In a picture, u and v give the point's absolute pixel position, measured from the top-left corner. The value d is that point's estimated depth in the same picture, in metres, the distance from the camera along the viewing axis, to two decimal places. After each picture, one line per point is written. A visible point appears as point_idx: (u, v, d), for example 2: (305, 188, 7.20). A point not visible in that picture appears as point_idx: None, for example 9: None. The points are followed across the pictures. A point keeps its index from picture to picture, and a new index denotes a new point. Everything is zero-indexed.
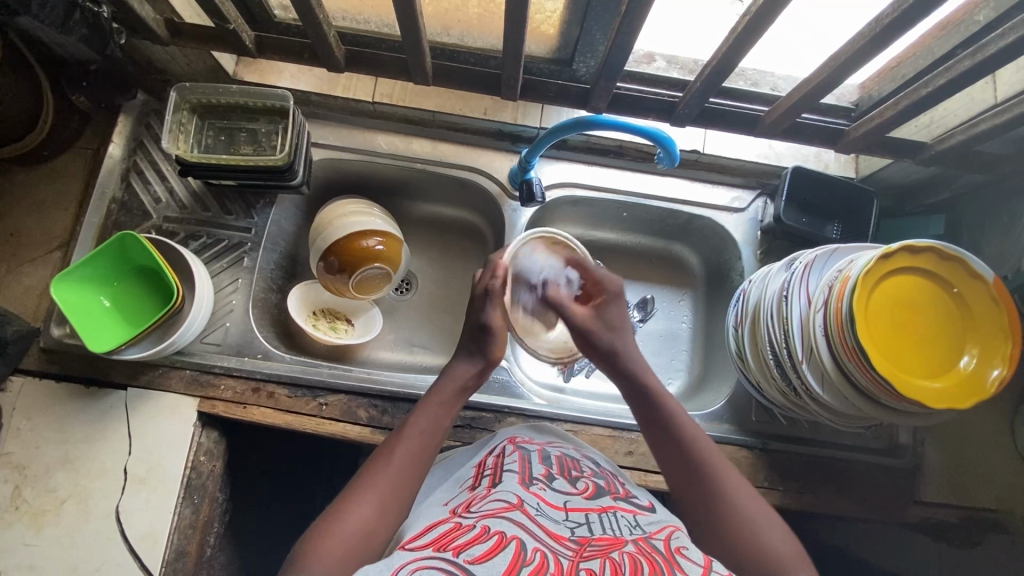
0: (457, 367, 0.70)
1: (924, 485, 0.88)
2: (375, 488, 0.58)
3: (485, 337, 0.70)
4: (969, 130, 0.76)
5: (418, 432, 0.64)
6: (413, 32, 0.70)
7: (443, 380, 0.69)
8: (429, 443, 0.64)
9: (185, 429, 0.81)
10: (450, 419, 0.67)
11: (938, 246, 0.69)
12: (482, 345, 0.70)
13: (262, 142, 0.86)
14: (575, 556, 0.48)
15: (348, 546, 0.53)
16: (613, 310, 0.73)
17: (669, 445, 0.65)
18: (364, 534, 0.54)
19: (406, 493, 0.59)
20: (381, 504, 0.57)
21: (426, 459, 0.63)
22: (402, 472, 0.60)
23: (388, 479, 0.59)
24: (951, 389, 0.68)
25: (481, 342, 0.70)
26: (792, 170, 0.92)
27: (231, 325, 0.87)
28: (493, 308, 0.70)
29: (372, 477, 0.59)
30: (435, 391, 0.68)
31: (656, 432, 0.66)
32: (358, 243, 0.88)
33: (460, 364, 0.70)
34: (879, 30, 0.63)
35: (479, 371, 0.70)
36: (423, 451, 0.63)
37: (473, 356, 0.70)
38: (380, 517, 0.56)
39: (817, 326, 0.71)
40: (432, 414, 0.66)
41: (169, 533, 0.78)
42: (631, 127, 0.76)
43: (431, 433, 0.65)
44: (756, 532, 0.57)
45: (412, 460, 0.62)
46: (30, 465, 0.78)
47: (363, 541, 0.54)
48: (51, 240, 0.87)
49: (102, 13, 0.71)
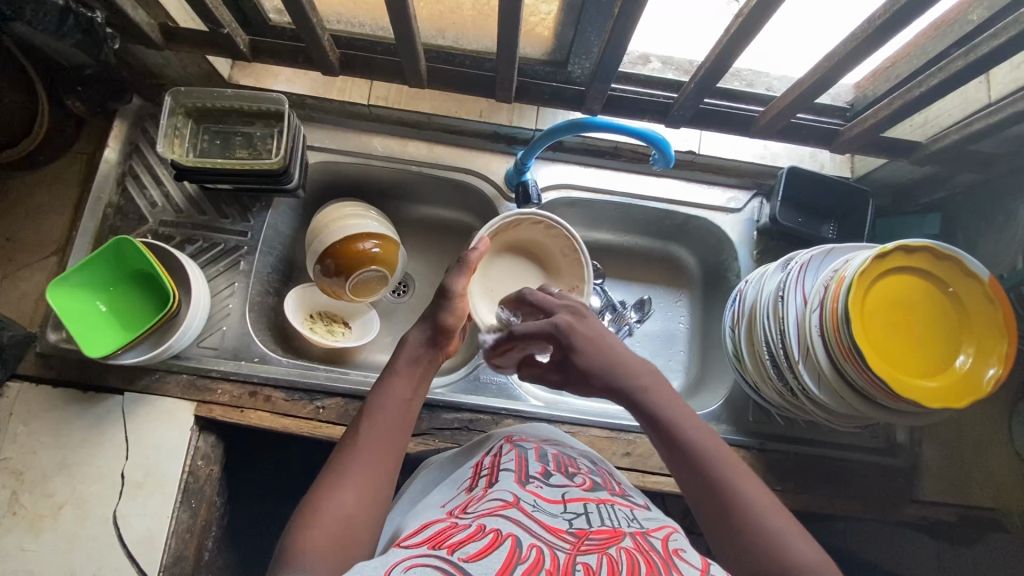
0: (408, 337, 0.72)
1: (921, 484, 0.88)
2: (350, 474, 0.58)
3: (442, 301, 0.73)
4: (963, 130, 0.76)
5: (380, 411, 0.65)
6: (408, 35, 0.70)
7: (397, 353, 0.70)
8: (392, 419, 0.64)
9: (181, 433, 0.81)
10: (414, 391, 0.68)
11: (933, 246, 0.69)
12: (435, 310, 0.72)
13: (258, 146, 0.86)
14: (572, 549, 0.48)
15: (331, 535, 0.53)
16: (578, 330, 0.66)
17: (678, 456, 0.60)
18: (345, 520, 0.54)
19: (381, 477, 0.60)
20: (357, 489, 0.57)
21: (397, 437, 0.64)
22: (373, 454, 0.61)
23: (360, 463, 0.59)
24: (947, 388, 0.68)
25: (436, 306, 0.73)
26: (787, 170, 0.92)
27: (228, 329, 0.87)
28: (461, 277, 0.73)
29: (343, 467, 0.59)
30: (392, 366, 0.69)
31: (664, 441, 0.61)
32: (353, 246, 0.88)
33: (412, 334, 0.72)
34: (872, 30, 0.63)
35: (428, 338, 0.72)
36: (391, 427, 0.64)
37: (424, 321, 0.72)
38: (358, 503, 0.56)
39: (813, 326, 0.71)
40: (393, 390, 0.67)
41: (166, 537, 0.77)
42: (626, 129, 0.77)
43: (396, 409, 0.65)
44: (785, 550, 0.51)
45: (380, 439, 0.62)
46: (26, 471, 0.78)
47: (346, 527, 0.54)
48: (47, 245, 0.87)
49: (97, 18, 0.72)
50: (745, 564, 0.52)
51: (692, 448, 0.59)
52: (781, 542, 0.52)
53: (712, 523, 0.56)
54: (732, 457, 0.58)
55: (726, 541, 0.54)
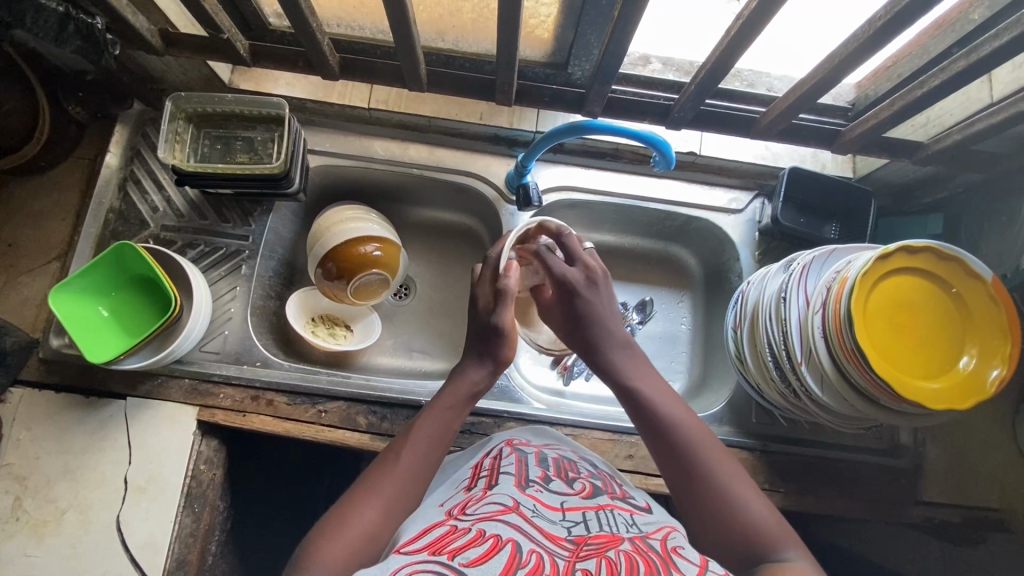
0: (467, 369, 0.69)
1: (926, 485, 0.87)
2: (379, 492, 0.59)
3: (496, 339, 0.67)
4: (965, 130, 0.76)
5: (425, 436, 0.64)
6: (406, 39, 0.70)
7: (452, 383, 0.68)
8: (433, 448, 0.64)
9: (185, 438, 0.81)
10: (460, 422, 0.67)
11: (936, 246, 0.69)
12: (491, 347, 0.68)
13: (258, 150, 0.86)
14: (571, 556, 0.48)
15: (352, 550, 0.54)
16: (583, 304, 0.70)
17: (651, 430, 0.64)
18: (365, 539, 0.55)
19: (407, 500, 0.59)
20: (384, 508, 0.57)
21: (432, 464, 0.63)
22: (405, 478, 0.61)
23: (391, 485, 0.59)
24: (948, 390, 0.68)
25: (491, 346, 0.68)
26: (788, 171, 0.92)
27: (230, 333, 0.87)
28: (507, 310, 0.67)
29: (374, 483, 0.60)
30: (445, 393, 0.67)
31: (640, 414, 0.65)
32: (355, 250, 0.88)
33: (471, 368, 0.69)
34: (873, 32, 0.63)
35: (490, 374, 0.69)
36: (430, 454, 0.63)
37: (484, 359, 0.68)
38: (382, 523, 0.56)
39: (815, 327, 0.70)
40: (440, 418, 0.66)
41: (170, 542, 0.78)
42: (627, 131, 0.76)
43: (439, 438, 0.65)
44: (741, 512, 0.57)
45: (416, 465, 0.62)
46: (30, 476, 0.78)
47: (366, 545, 0.54)
48: (49, 250, 0.88)
49: (97, 24, 0.71)
50: (716, 531, 0.57)
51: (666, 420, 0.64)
52: (747, 509, 0.57)
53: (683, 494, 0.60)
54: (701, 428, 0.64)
55: (696, 515, 0.59)
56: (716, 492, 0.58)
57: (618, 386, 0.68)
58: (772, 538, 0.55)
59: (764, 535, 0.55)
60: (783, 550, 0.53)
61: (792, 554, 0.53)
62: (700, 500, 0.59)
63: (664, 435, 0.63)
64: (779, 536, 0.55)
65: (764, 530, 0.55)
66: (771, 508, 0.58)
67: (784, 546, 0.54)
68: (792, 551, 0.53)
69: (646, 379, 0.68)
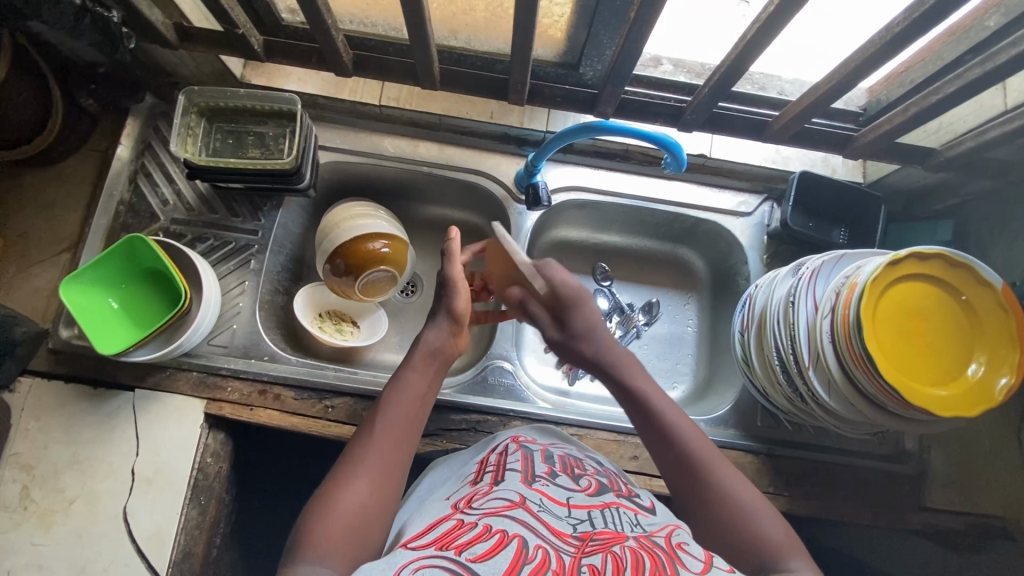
0: (427, 332, 0.72)
1: (930, 491, 0.87)
2: (364, 468, 0.59)
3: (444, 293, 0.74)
4: (978, 137, 0.76)
5: (398, 405, 0.65)
6: (422, 37, 0.70)
7: (415, 348, 0.71)
8: (410, 420, 0.65)
9: (191, 431, 0.82)
10: (430, 385, 0.69)
11: (948, 253, 0.69)
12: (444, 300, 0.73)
13: (270, 145, 0.86)
14: (577, 551, 0.48)
15: (344, 529, 0.53)
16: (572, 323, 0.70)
17: (658, 440, 0.65)
18: (359, 516, 0.55)
19: (394, 472, 0.60)
20: (371, 483, 0.57)
21: (413, 432, 0.64)
22: (389, 453, 0.61)
23: (376, 461, 0.60)
24: (957, 398, 0.67)
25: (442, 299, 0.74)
26: (798, 176, 0.91)
27: (238, 327, 0.87)
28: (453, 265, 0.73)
29: (359, 458, 0.60)
30: (409, 360, 0.70)
31: (642, 424, 0.66)
32: (363, 246, 0.88)
33: (430, 330, 0.72)
34: (890, 38, 0.63)
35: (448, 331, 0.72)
36: (407, 423, 0.64)
37: (439, 317, 0.73)
38: (373, 498, 0.56)
39: (826, 332, 0.70)
40: (408, 386, 0.67)
41: (176, 534, 0.78)
42: (637, 132, 0.76)
43: (413, 407, 0.66)
44: (751, 525, 0.58)
45: (394, 437, 0.62)
46: (37, 465, 0.78)
47: (357, 520, 0.54)
48: (58, 242, 0.88)
49: (112, 18, 0.72)
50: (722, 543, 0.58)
51: (670, 431, 0.65)
52: (752, 515, 0.58)
53: (697, 506, 0.61)
54: (701, 435, 0.65)
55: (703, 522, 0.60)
56: (725, 506, 0.59)
57: (618, 394, 0.69)
58: (781, 549, 0.56)
59: (771, 543, 0.56)
60: (789, 559, 0.55)
61: (799, 566, 0.54)
62: (704, 502, 0.60)
63: (673, 448, 0.64)
64: (784, 547, 0.56)
65: (772, 539, 0.56)
66: (776, 516, 0.59)
67: (787, 554, 0.55)
68: (796, 561, 0.55)
69: (640, 379, 0.69)
